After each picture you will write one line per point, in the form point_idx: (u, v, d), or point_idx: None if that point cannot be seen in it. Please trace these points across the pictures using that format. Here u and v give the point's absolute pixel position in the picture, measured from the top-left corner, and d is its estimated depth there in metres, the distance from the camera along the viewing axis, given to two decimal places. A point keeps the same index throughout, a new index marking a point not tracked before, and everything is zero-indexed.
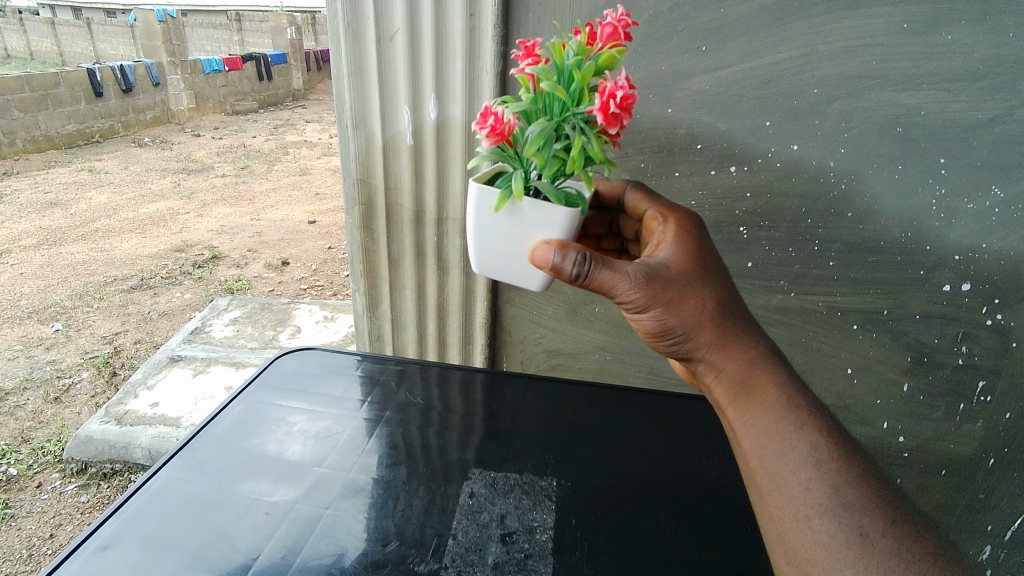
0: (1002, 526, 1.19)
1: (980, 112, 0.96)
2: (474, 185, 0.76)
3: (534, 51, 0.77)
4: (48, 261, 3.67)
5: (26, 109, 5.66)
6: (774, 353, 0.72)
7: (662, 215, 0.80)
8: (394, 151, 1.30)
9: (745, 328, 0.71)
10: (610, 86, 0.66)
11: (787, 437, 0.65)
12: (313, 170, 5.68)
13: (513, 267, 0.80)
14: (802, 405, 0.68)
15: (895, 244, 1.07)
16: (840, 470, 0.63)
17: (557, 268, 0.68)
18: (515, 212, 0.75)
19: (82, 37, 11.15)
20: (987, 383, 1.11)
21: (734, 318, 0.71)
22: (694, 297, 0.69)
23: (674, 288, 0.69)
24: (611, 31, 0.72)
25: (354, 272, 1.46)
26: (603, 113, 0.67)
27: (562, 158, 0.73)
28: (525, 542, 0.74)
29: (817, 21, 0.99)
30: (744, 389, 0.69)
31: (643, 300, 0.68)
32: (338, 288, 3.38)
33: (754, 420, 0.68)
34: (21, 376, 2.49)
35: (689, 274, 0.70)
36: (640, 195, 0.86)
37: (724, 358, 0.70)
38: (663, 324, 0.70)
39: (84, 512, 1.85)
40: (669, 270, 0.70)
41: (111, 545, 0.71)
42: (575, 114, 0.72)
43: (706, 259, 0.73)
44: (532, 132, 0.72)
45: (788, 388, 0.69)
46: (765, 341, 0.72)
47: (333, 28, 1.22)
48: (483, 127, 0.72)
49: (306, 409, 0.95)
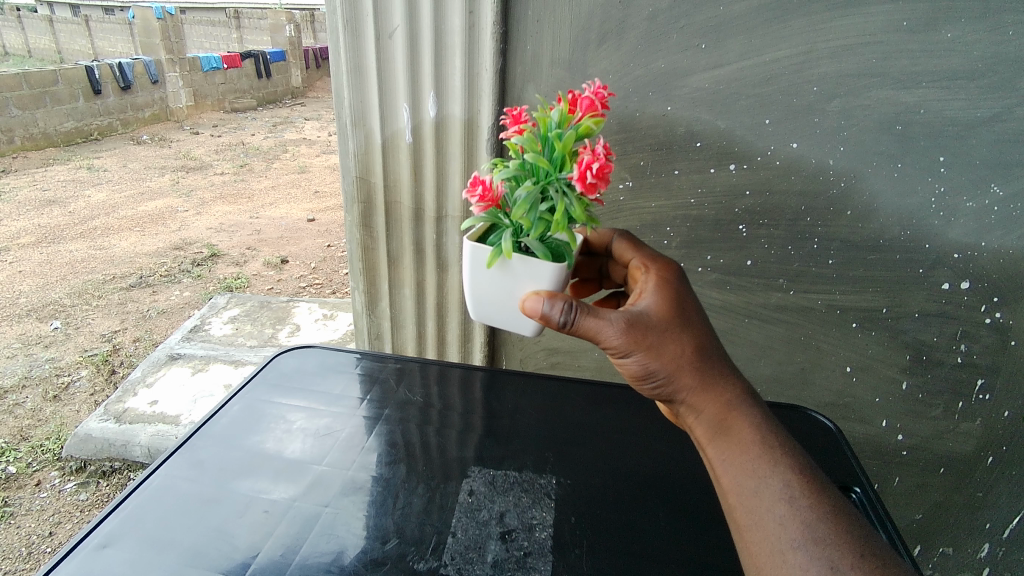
0: (1001, 525, 1.19)
1: (980, 110, 0.96)
2: (468, 242, 0.76)
3: (521, 119, 0.77)
4: (47, 258, 3.67)
5: (24, 107, 5.64)
6: (753, 394, 0.70)
7: (645, 265, 0.78)
8: (394, 148, 1.30)
9: (724, 371, 0.69)
10: (587, 158, 0.66)
11: (762, 474, 0.63)
12: (313, 168, 5.68)
13: (507, 312, 0.79)
14: (781, 447, 0.65)
15: (895, 242, 1.07)
16: (813, 506, 0.60)
17: (545, 316, 0.67)
18: (507, 268, 0.74)
19: (79, 34, 11.10)
20: (986, 380, 1.11)
21: (713, 361, 0.68)
22: (674, 340, 0.67)
23: (653, 332, 0.66)
24: (589, 102, 0.72)
25: (354, 270, 1.47)
26: (581, 182, 0.67)
27: (548, 219, 0.71)
28: (524, 540, 0.74)
29: (817, 19, 0.99)
30: (721, 429, 0.66)
31: (624, 343, 0.65)
32: (338, 285, 3.39)
33: (733, 458, 0.65)
34: (21, 374, 2.49)
35: (669, 318, 0.68)
36: (626, 244, 0.84)
37: (703, 399, 0.67)
38: (644, 368, 0.67)
39: (83, 510, 1.85)
40: (649, 316, 0.67)
41: (110, 543, 0.71)
42: (559, 179, 0.71)
43: (684, 305, 0.71)
44: (519, 196, 0.72)
45: (766, 430, 0.66)
46: (744, 386, 0.69)
47: (332, 25, 1.22)
48: (473, 194, 0.74)
49: (306, 406, 0.95)
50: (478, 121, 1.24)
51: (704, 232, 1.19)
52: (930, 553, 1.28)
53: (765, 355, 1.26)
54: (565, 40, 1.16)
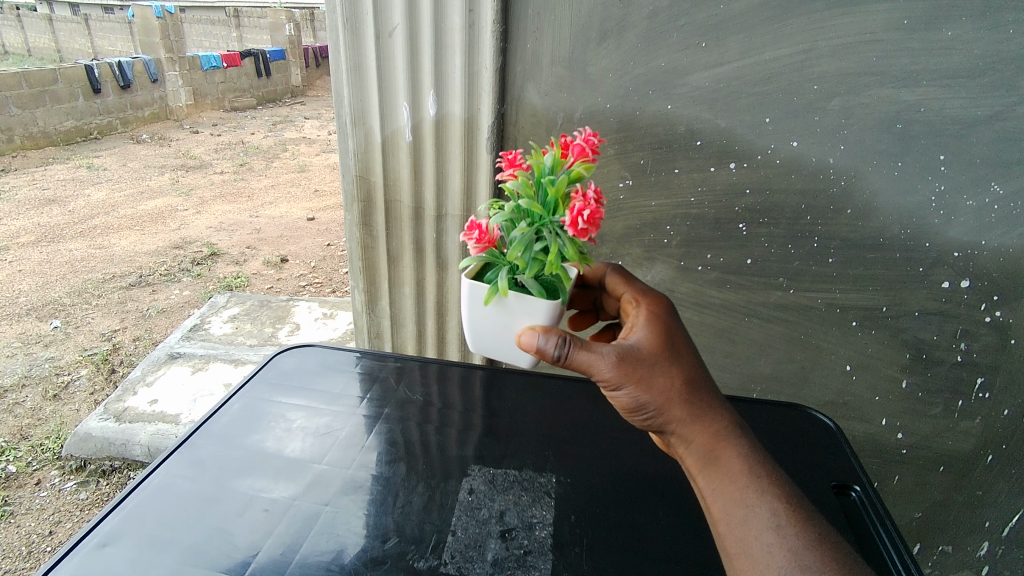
0: (999, 523, 1.18)
1: (980, 108, 0.96)
2: (465, 281, 0.74)
3: (516, 161, 0.75)
4: (47, 257, 3.67)
5: (23, 106, 5.64)
6: (743, 426, 0.69)
7: (636, 297, 0.77)
8: (393, 146, 1.30)
9: (715, 403, 0.68)
10: (579, 205, 0.65)
11: (751, 504, 0.61)
12: (312, 167, 5.68)
13: (503, 346, 0.77)
14: (770, 477, 0.63)
15: (895, 240, 1.07)
16: (800, 534, 0.59)
17: (540, 350, 0.66)
18: (503, 305, 0.73)
19: (78, 33, 11.08)
20: (986, 379, 1.11)
21: (702, 392, 0.67)
22: (664, 372, 0.66)
23: (642, 363, 0.65)
24: (581, 147, 0.72)
25: (354, 270, 1.47)
26: (573, 228, 0.66)
27: (542, 259, 0.70)
28: (525, 538, 0.74)
29: (817, 17, 0.99)
30: (710, 459, 0.65)
31: (615, 376, 0.64)
32: (338, 284, 3.39)
33: (722, 488, 0.63)
34: (21, 373, 2.49)
35: (659, 350, 0.67)
36: (618, 277, 0.82)
37: (693, 429, 0.66)
38: (636, 400, 0.66)
39: (84, 509, 1.85)
40: (639, 348, 0.67)
41: (110, 542, 0.71)
42: (553, 222, 0.71)
43: (675, 337, 0.70)
44: (514, 238, 0.71)
45: (755, 460, 0.65)
46: (733, 416, 0.68)
47: (332, 24, 1.22)
48: (470, 237, 0.72)
49: (306, 405, 0.95)
50: (479, 120, 1.24)
51: (704, 231, 1.19)
52: (929, 551, 1.28)
53: (765, 353, 1.26)
54: (565, 39, 1.16)
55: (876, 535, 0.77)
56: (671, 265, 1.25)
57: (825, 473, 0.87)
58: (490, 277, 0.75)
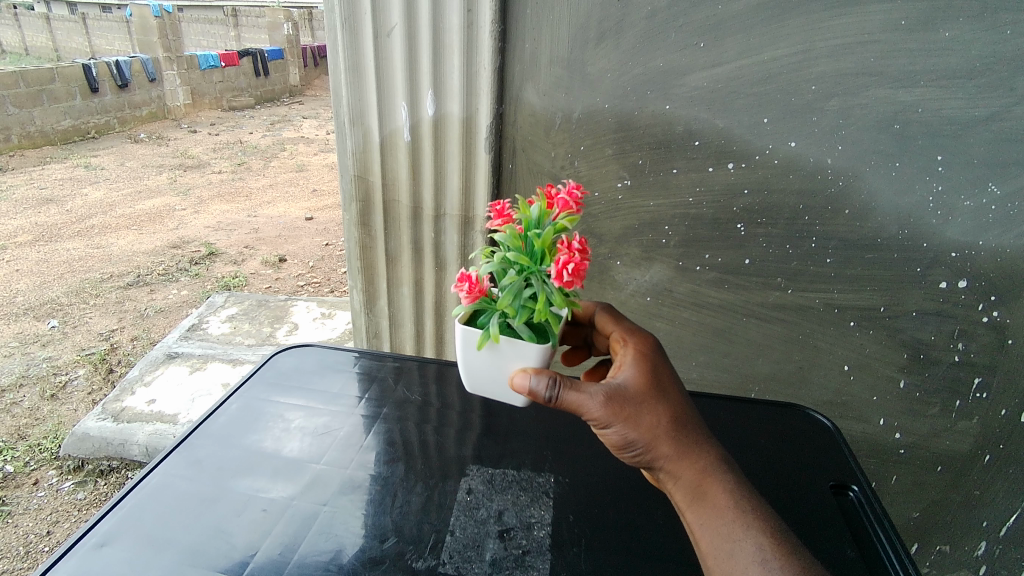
0: (997, 523, 1.19)
1: (978, 108, 0.96)
2: (457, 326, 0.74)
3: (505, 212, 0.74)
4: (45, 256, 3.66)
5: (21, 105, 5.62)
6: (730, 461, 0.68)
7: (624, 336, 0.76)
8: (392, 146, 1.30)
9: (702, 438, 0.67)
10: (563, 257, 0.64)
11: (738, 539, 0.61)
12: (311, 167, 5.67)
13: (499, 388, 0.77)
14: (756, 511, 0.63)
15: (893, 240, 1.07)
16: (786, 568, 0.59)
17: (533, 391, 0.65)
18: (496, 350, 0.72)
19: (76, 32, 11.04)
20: (984, 379, 1.11)
21: (690, 428, 0.67)
22: (651, 410, 0.65)
23: (631, 401, 0.65)
24: (565, 200, 0.71)
25: (352, 270, 1.47)
26: (557, 280, 0.65)
27: (532, 306, 0.70)
28: (523, 538, 0.74)
29: (815, 18, 0.99)
30: (698, 494, 0.64)
31: (604, 415, 0.64)
32: (337, 284, 3.39)
33: (711, 523, 0.63)
34: (18, 373, 2.48)
35: (646, 389, 0.67)
36: (606, 315, 0.80)
37: (681, 465, 0.65)
38: (624, 439, 0.65)
39: (81, 509, 1.84)
40: (627, 386, 0.66)
41: (108, 541, 0.71)
42: (540, 270, 0.70)
43: (661, 375, 0.70)
44: (503, 286, 0.71)
45: (742, 495, 0.64)
46: (720, 451, 0.68)
47: (331, 24, 1.22)
48: (461, 288, 0.71)
49: (304, 405, 0.95)
50: (478, 119, 1.24)
51: (702, 231, 1.19)
52: (927, 551, 1.28)
53: (764, 353, 1.26)
54: (563, 39, 1.16)
55: (874, 535, 0.77)
56: (670, 265, 1.25)
57: (823, 472, 0.87)
58: (483, 322, 0.75)
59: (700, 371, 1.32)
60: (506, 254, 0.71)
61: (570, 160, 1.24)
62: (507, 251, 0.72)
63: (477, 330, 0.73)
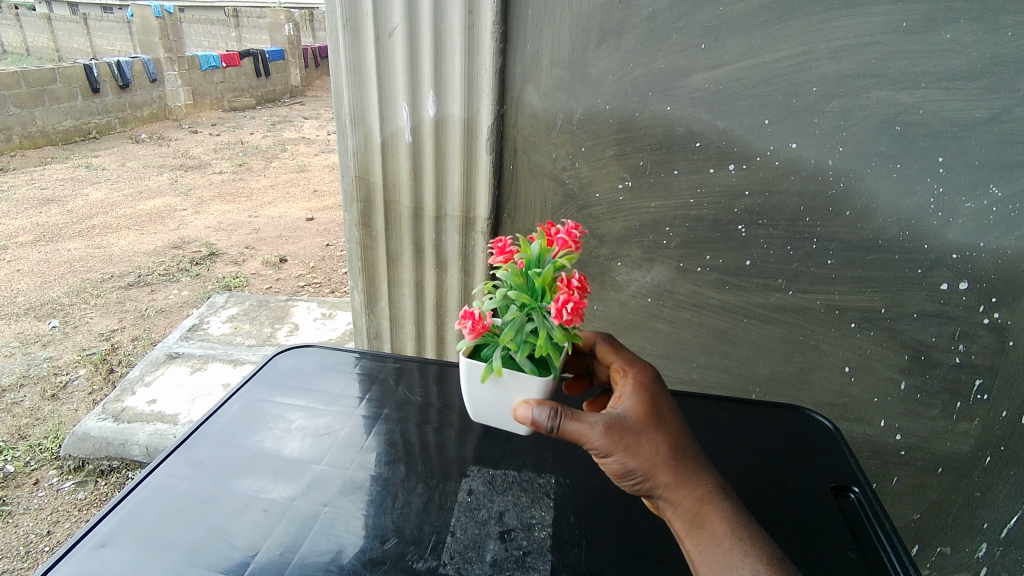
0: (998, 525, 1.18)
1: (979, 110, 0.96)
2: (462, 360, 0.74)
3: (507, 249, 0.74)
4: (46, 256, 3.66)
5: (22, 105, 5.61)
6: (728, 490, 0.68)
7: (624, 367, 0.76)
8: (393, 147, 1.30)
9: (700, 467, 0.67)
10: (562, 294, 0.65)
11: (736, 566, 0.60)
12: (311, 167, 5.67)
13: (503, 417, 0.77)
14: (754, 539, 0.63)
15: (893, 242, 1.07)
16: None
17: (534, 422, 0.66)
18: (499, 383, 0.73)
19: (77, 32, 11.03)
20: (985, 381, 1.11)
21: (688, 457, 0.67)
22: (649, 439, 0.66)
23: (630, 430, 0.65)
24: (564, 239, 0.71)
25: (353, 270, 1.46)
26: (558, 318, 0.65)
27: (533, 341, 0.70)
28: (523, 539, 0.74)
29: (816, 19, 1.00)
30: (696, 522, 0.64)
31: (604, 444, 0.64)
32: (337, 284, 3.39)
33: (708, 551, 0.62)
34: (19, 373, 2.49)
35: (645, 418, 0.67)
36: (606, 345, 0.81)
37: (680, 494, 0.65)
38: (624, 468, 0.65)
39: (81, 509, 1.84)
40: (626, 415, 0.67)
41: (109, 541, 0.71)
42: (542, 306, 0.70)
43: (660, 405, 0.70)
44: (505, 321, 0.71)
45: (739, 523, 0.64)
46: (718, 481, 0.67)
47: (333, 24, 1.22)
48: (463, 325, 0.71)
49: (305, 405, 0.95)
50: (479, 120, 1.24)
51: (703, 232, 1.19)
52: (928, 552, 1.28)
53: (764, 354, 1.26)
54: (564, 40, 1.16)
55: (875, 536, 0.77)
56: (671, 266, 1.25)
57: (824, 474, 0.87)
58: (487, 355, 0.75)
59: (701, 372, 1.32)
60: (508, 292, 0.71)
61: (571, 161, 1.24)
62: (509, 288, 0.72)
63: (480, 364, 0.73)
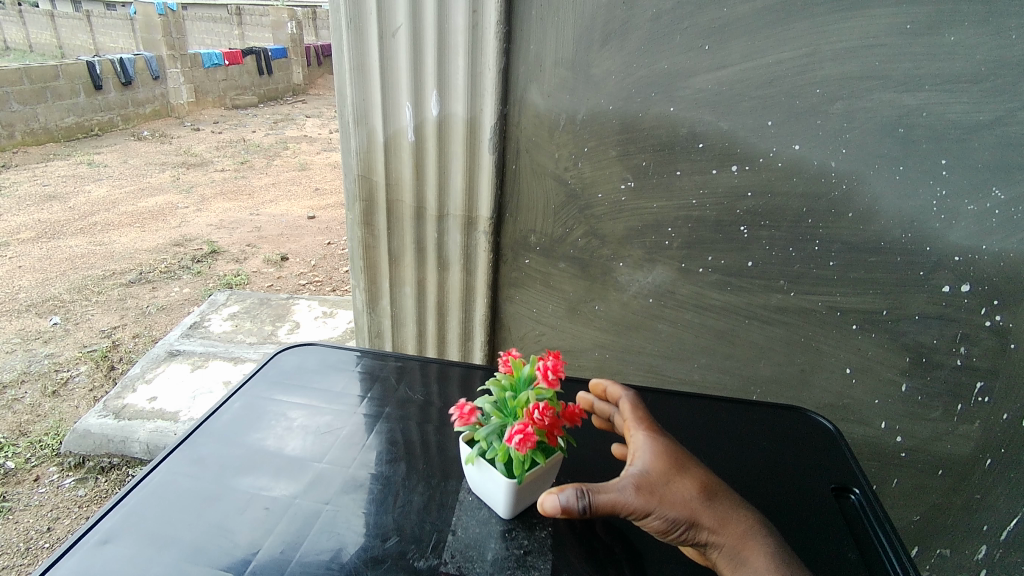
0: (998, 527, 1.19)
1: (982, 113, 0.96)
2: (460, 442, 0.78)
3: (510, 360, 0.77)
4: (47, 253, 3.66)
5: (24, 102, 5.61)
6: (763, 522, 0.68)
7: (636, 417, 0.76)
8: (395, 146, 1.30)
9: (734, 505, 0.68)
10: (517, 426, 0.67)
11: None
12: (313, 166, 5.67)
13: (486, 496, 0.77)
14: (799, 573, 0.63)
15: (895, 245, 1.07)
16: None
17: (565, 508, 0.61)
18: (478, 471, 0.75)
19: (80, 29, 11.03)
20: (985, 383, 1.11)
21: (719, 496, 0.68)
22: (679, 487, 0.66)
23: (657, 483, 0.66)
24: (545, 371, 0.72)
25: (354, 268, 1.47)
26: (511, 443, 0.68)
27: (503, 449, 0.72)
28: (524, 538, 0.74)
29: (819, 21, 1.00)
30: (741, 560, 0.64)
31: (638, 504, 0.64)
32: (337, 283, 3.38)
33: None
34: (20, 369, 2.49)
35: (668, 467, 0.67)
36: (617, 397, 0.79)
37: (721, 534, 0.65)
38: (662, 522, 0.65)
39: (82, 506, 1.84)
40: (649, 469, 0.67)
41: (111, 539, 0.71)
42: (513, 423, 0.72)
43: (680, 451, 0.71)
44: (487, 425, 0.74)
45: (781, 559, 0.65)
46: (753, 515, 0.68)
47: (336, 23, 1.22)
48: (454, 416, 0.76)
49: (305, 404, 0.95)
50: (481, 120, 1.24)
51: (705, 234, 1.19)
52: (927, 554, 1.28)
53: (765, 355, 1.26)
54: (568, 41, 1.16)
55: (873, 536, 0.77)
56: (672, 267, 1.25)
57: (824, 474, 0.87)
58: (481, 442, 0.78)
59: (702, 373, 1.32)
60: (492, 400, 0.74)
61: (573, 161, 1.24)
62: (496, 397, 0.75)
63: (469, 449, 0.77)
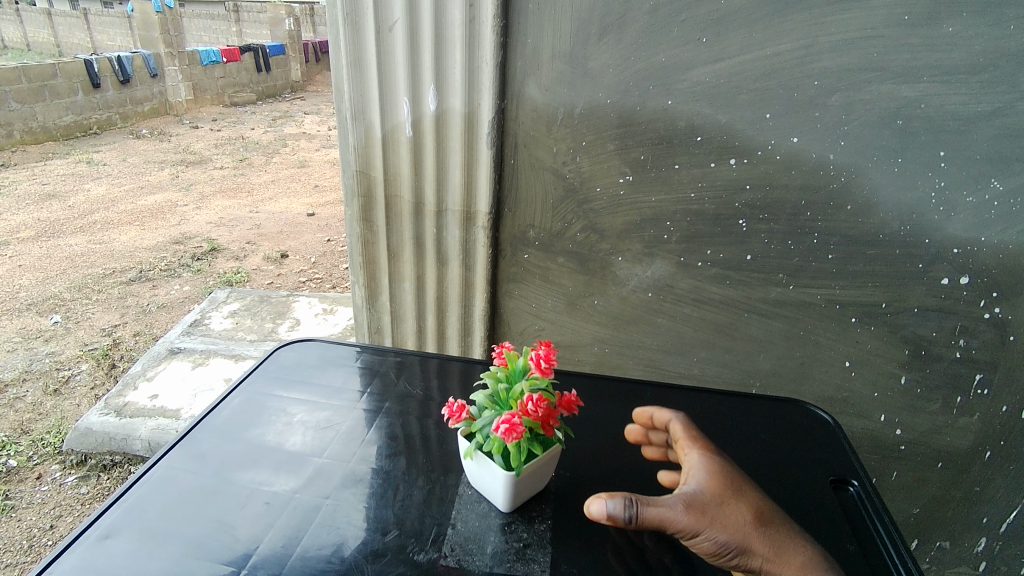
0: (997, 519, 1.19)
1: (981, 104, 0.96)
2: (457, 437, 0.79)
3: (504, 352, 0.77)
4: (47, 252, 3.67)
5: (22, 101, 5.60)
6: (823, 557, 0.67)
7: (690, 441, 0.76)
8: (394, 142, 1.30)
9: (792, 535, 0.67)
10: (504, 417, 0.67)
11: None
12: (312, 163, 5.67)
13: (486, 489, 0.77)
14: None
15: (894, 237, 1.07)
16: None
17: (611, 516, 0.62)
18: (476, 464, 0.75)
19: (78, 28, 11.01)
20: (985, 375, 1.11)
21: (776, 525, 0.67)
22: (733, 511, 0.67)
23: (709, 505, 0.66)
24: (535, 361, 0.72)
25: (353, 264, 1.47)
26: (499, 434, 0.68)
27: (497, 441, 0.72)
28: (524, 531, 0.74)
29: (817, 13, 0.99)
30: None
31: (689, 522, 0.64)
32: (337, 280, 3.38)
33: None
34: (21, 368, 2.49)
35: (721, 490, 0.68)
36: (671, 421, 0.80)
37: (778, 564, 0.64)
38: (716, 545, 0.65)
39: (83, 503, 1.85)
40: (701, 490, 0.68)
41: (112, 534, 0.71)
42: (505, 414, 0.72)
43: (736, 477, 0.71)
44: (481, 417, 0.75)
45: None
46: (813, 548, 0.67)
47: (333, 18, 1.22)
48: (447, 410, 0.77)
49: (305, 400, 0.96)
50: (479, 114, 1.24)
51: (704, 227, 1.19)
52: (927, 547, 1.28)
53: (764, 349, 1.26)
54: (566, 34, 1.15)
55: (871, 527, 0.77)
56: (671, 261, 1.25)
57: (823, 466, 0.88)
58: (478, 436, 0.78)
59: (702, 367, 1.32)
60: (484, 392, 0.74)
61: (572, 155, 1.23)
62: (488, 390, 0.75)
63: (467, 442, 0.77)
